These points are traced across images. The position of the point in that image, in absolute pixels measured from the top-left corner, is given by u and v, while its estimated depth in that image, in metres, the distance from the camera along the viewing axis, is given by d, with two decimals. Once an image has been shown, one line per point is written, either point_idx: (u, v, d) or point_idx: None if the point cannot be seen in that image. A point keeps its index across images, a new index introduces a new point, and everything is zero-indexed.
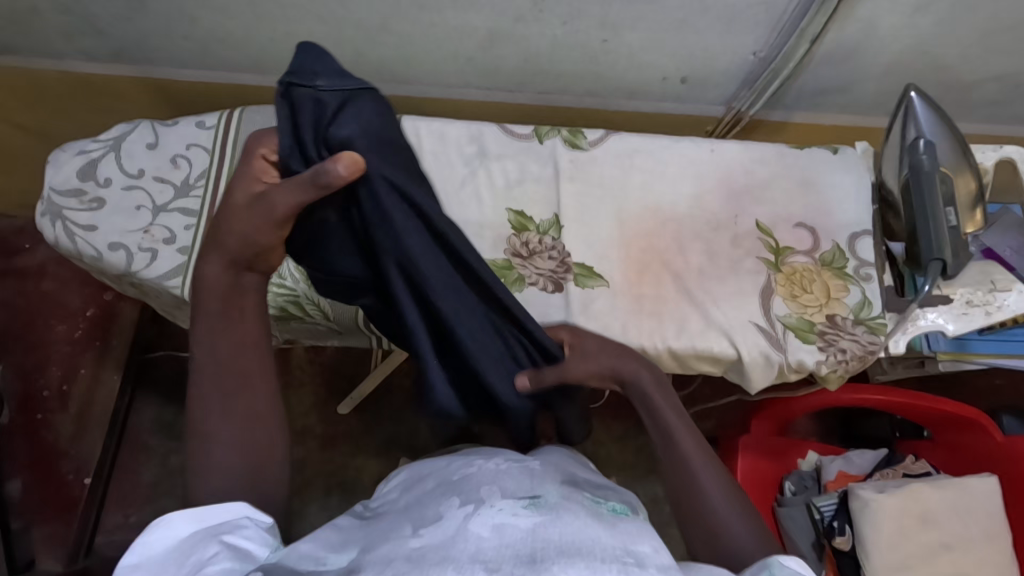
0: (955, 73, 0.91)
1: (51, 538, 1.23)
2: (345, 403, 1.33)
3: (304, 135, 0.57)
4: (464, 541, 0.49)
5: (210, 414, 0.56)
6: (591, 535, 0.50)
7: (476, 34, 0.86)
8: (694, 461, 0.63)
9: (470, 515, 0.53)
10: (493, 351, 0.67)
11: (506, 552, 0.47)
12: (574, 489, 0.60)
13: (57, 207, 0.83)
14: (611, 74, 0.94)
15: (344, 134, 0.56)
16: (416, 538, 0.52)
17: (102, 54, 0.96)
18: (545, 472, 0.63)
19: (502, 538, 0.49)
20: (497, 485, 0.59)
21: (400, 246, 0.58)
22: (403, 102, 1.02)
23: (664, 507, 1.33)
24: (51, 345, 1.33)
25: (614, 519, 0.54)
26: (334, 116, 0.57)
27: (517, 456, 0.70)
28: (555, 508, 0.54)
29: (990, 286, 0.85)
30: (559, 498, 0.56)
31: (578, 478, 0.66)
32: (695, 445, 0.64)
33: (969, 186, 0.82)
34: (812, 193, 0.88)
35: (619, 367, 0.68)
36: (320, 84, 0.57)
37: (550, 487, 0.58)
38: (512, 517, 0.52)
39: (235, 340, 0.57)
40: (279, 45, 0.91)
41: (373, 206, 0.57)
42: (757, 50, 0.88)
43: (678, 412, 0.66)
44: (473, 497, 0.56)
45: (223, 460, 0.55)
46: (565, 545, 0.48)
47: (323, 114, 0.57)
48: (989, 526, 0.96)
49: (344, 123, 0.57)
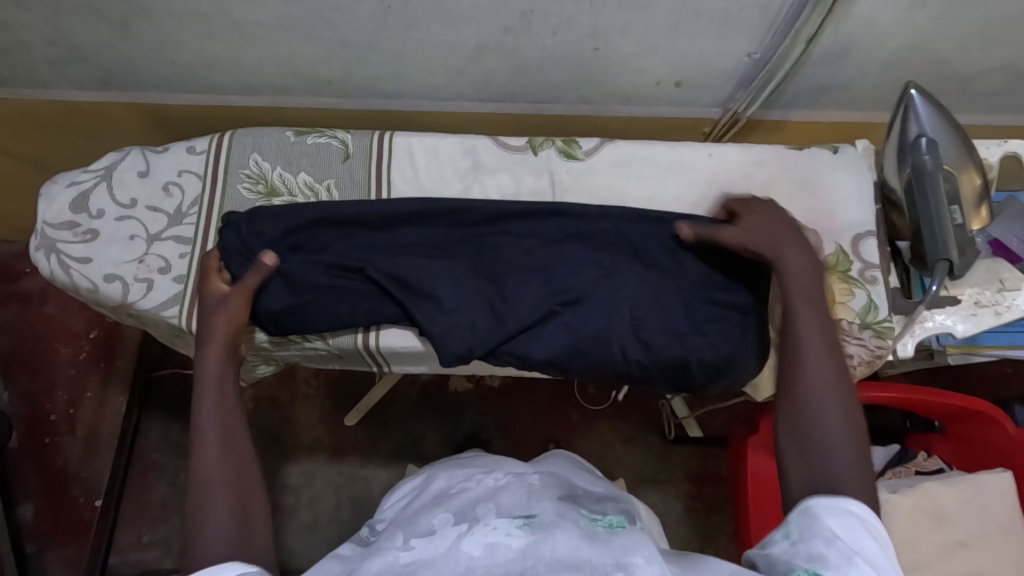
0: (955, 66, 0.89)
1: (66, 561, 1.24)
2: (351, 415, 1.33)
3: (235, 238, 0.81)
4: (454, 560, 0.49)
5: (212, 460, 0.60)
6: (582, 555, 0.49)
7: (465, 48, 0.85)
8: (810, 347, 0.62)
9: (463, 534, 0.53)
10: (506, 246, 0.82)
11: (494, 571, 0.47)
12: (571, 505, 0.59)
13: (52, 241, 0.83)
14: (605, 81, 0.92)
15: (259, 224, 0.81)
16: (406, 556, 0.52)
17: (90, 82, 0.95)
18: (543, 487, 0.62)
19: (492, 557, 0.49)
20: (494, 502, 0.58)
21: (346, 246, 0.81)
22: (394, 117, 1.00)
23: (676, 507, 1.31)
24: (57, 369, 1.33)
25: (609, 536, 0.53)
26: (252, 219, 0.82)
27: (518, 468, 0.69)
28: (549, 527, 0.53)
29: (999, 285, 0.83)
30: (553, 515, 0.55)
31: (577, 491, 0.65)
32: (820, 337, 0.63)
33: (974, 182, 0.80)
34: (813, 194, 0.86)
35: (772, 239, 0.71)
36: (229, 217, 0.83)
37: (547, 503, 0.57)
38: (506, 537, 0.51)
39: (222, 407, 0.64)
40: (266, 66, 0.90)
41: (314, 239, 0.82)
42: (752, 52, 0.86)
43: (816, 307, 0.65)
44: (469, 515, 0.56)
45: (219, 530, 0.56)
46: (554, 566, 0.47)
47: (244, 224, 0.82)
48: (1007, 522, 0.94)
49: (259, 218, 0.82)
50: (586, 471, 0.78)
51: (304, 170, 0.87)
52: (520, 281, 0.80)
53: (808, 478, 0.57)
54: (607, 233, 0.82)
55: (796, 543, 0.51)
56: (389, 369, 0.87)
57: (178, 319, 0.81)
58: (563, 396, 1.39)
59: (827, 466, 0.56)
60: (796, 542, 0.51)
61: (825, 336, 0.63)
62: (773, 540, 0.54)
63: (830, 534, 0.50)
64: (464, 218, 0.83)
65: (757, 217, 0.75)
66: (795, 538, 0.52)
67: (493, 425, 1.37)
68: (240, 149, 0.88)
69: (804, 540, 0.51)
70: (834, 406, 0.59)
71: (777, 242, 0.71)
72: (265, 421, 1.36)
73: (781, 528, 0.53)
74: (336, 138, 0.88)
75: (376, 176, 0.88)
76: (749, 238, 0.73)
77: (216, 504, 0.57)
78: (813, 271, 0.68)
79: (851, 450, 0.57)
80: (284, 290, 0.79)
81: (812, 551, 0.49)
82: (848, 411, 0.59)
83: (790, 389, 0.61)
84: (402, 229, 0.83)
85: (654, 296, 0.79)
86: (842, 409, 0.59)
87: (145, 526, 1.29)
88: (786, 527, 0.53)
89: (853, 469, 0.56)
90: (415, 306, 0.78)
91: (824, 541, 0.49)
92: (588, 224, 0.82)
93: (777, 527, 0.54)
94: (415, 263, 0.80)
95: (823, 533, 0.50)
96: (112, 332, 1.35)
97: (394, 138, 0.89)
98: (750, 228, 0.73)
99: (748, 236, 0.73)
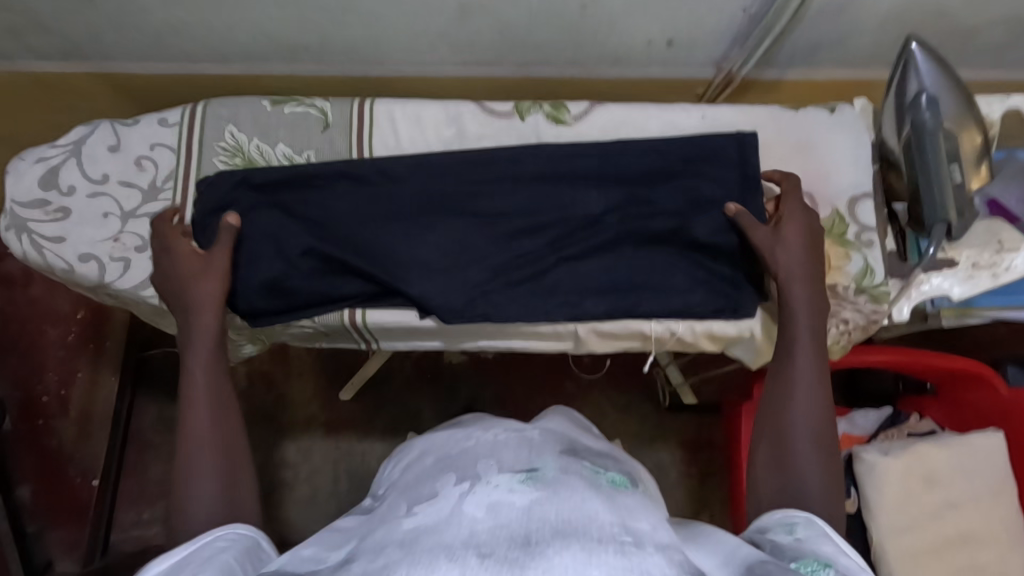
0: (958, 19, 0.86)
1: (67, 541, 1.24)
2: (346, 390, 1.29)
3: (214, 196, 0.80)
4: (457, 524, 0.47)
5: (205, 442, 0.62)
6: (587, 512, 0.47)
7: (446, 7, 0.81)
8: (804, 391, 0.64)
9: (465, 493, 0.51)
10: (495, 195, 0.80)
11: (499, 534, 0.45)
12: (573, 459, 0.57)
13: (22, 221, 0.80)
14: (593, 41, 0.88)
15: (262, 179, 0.80)
16: (408, 521, 0.50)
17: (55, 52, 0.90)
18: (544, 442, 0.60)
19: (495, 518, 0.47)
20: (495, 459, 0.56)
21: (340, 217, 0.80)
22: (376, 83, 0.97)
23: (671, 472, 1.32)
24: (45, 351, 1.29)
25: (613, 492, 0.52)
26: (249, 175, 0.81)
27: (517, 425, 0.67)
28: (554, 482, 0.51)
29: (997, 246, 0.82)
30: (557, 470, 0.53)
31: (578, 446, 0.63)
32: (812, 373, 0.66)
33: (973, 140, 0.78)
34: (809, 156, 0.84)
35: (791, 265, 0.71)
36: (225, 174, 0.81)
37: (548, 459, 0.55)
38: (509, 495, 0.49)
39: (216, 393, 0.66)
40: (237, 31, 0.85)
41: (311, 207, 0.80)
42: (746, 7, 0.82)
43: (817, 357, 0.67)
44: (470, 473, 0.54)
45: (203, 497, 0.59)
46: (561, 523, 0.46)
47: (245, 177, 0.80)
48: (997, 482, 0.94)
49: (261, 176, 0.80)
50: (586, 428, 0.76)
51: (282, 142, 0.84)
52: (507, 236, 0.79)
53: (780, 496, 0.60)
54: (592, 187, 0.80)
55: (801, 541, 0.50)
56: (378, 344, 0.85)
57: (158, 299, 0.79)
58: (556, 366, 1.38)
59: (802, 491, 0.59)
60: (802, 537, 0.51)
61: (816, 370, 0.66)
62: (773, 534, 0.53)
63: (839, 547, 0.49)
64: (445, 186, 0.81)
65: (793, 235, 0.73)
66: (799, 537, 0.51)
67: (487, 398, 1.36)
68: (214, 121, 0.84)
69: (810, 540, 0.50)
70: (813, 443, 0.62)
71: (795, 269, 0.71)
72: (260, 399, 1.35)
73: (786, 524, 0.53)
74: (314, 107, 0.85)
75: (358, 145, 0.85)
76: (795, 248, 0.72)
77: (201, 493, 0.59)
78: (817, 312, 0.69)
79: (827, 484, 0.60)
80: (275, 263, 0.78)
81: (821, 548, 0.49)
82: (823, 442, 0.62)
83: (784, 419, 0.63)
84: (392, 197, 0.81)
85: (642, 249, 0.79)
86: (821, 451, 0.62)
87: (145, 504, 1.31)
88: (790, 525, 0.53)
89: (822, 495, 0.59)
90: (400, 282, 0.77)
91: (840, 550, 0.48)
92: (572, 177, 0.81)
93: (780, 519, 0.54)
94: (407, 232, 0.79)
95: (832, 543, 0.50)
96: (101, 312, 1.32)
97: (375, 106, 0.86)
98: (785, 246, 0.72)
99: (773, 257, 0.72)
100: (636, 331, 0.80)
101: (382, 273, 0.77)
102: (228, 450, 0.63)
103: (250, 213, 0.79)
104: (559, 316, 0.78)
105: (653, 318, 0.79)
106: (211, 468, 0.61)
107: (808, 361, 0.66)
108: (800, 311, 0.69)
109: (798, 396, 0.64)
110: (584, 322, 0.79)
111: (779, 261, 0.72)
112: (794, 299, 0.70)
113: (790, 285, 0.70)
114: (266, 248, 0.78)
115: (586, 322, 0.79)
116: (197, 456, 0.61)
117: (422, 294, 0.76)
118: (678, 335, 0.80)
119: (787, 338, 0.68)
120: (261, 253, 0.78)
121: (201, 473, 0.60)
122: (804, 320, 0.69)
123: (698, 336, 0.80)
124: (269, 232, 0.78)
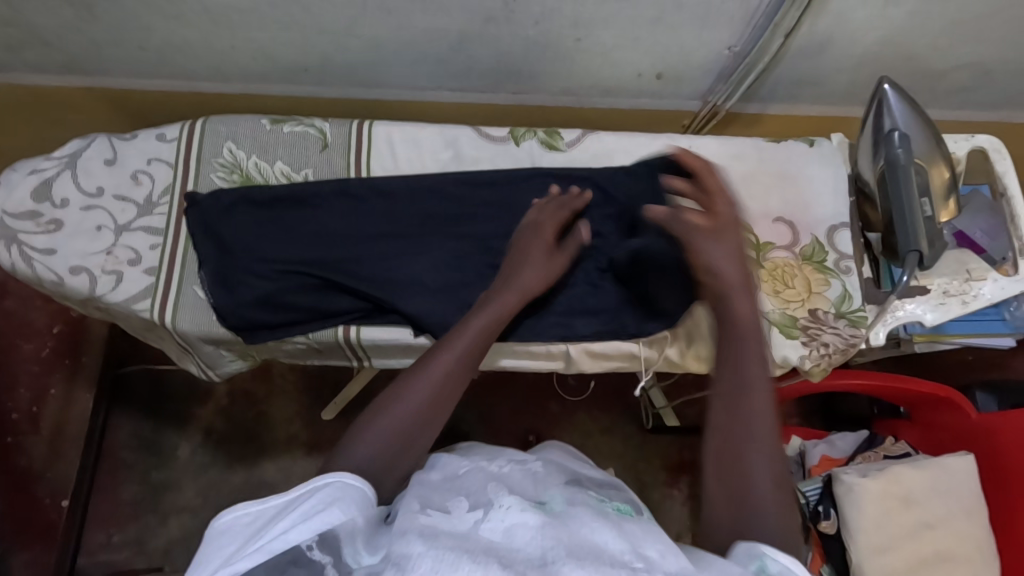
0: (927, 63, 0.92)
1: (32, 564, 1.16)
2: (329, 409, 1.26)
3: (212, 207, 0.81)
4: (474, 543, 0.47)
5: (405, 412, 0.61)
6: (600, 539, 0.49)
7: (445, 36, 0.84)
8: (754, 399, 0.58)
9: (480, 519, 0.51)
10: (492, 218, 0.83)
11: (516, 559, 0.46)
12: (579, 490, 0.59)
13: (12, 231, 0.79)
14: (585, 72, 0.92)
15: (264, 194, 0.81)
16: (424, 516, 0.50)
17: (52, 66, 0.91)
18: (549, 473, 0.61)
19: (511, 542, 0.48)
20: (504, 485, 0.57)
21: (339, 235, 0.81)
22: (372, 105, 0.99)
23: (654, 494, 1.33)
24: (17, 365, 1.24)
25: (620, 518, 0.53)
26: (253, 189, 0.82)
27: (518, 454, 0.65)
28: (563, 512, 0.52)
29: (966, 275, 0.86)
30: (565, 501, 0.54)
31: (581, 476, 0.65)
32: (761, 379, 0.59)
33: (942, 175, 0.83)
34: (790, 187, 0.88)
35: (729, 271, 0.66)
36: (224, 190, 0.82)
37: (555, 491, 0.57)
38: (522, 515, 0.50)
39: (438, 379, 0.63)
40: (239, 53, 0.87)
41: (313, 224, 0.81)
42: (731, 45, 0.86)
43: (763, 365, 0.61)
44: (482, 499, 0.54)
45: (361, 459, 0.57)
46: (576, 548, 0.47)
47: (251, 191, 0.82)
48: (970, 502, 0.98)
49: (264, 190, 0.82)
50: (578, 457, 0.75)
51: (280, 160, 0.85)
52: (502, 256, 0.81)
53: (733, 525, 0.54)
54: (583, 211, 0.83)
55: None
56: (369, 362, 0.85)
57: (149, 313, 0.78)
58: (542, 387, 1.40)
59: (755, 518, 0.53)
60: None
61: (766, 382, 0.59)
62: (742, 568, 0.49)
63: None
64: (440, 208, 0.83)
65: (727, 238, 0.69)
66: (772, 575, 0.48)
67: (472, 418, 1.36)
68: (213, 138, 0.85)
69: None
70: (766, 458, 0.56)
71: (728, 274, 0.66)
72: (242, 417, 1.33)
73: (756, 560, 0.49)
74: (313, 127, 0.87)
75: (355, 165, 0.86)
76: (731, 252, 0.68)
77: (367, 448, 0.58)
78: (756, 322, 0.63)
79: (781, 511, 0.54)
80: (270, 279, 0.78)
81: None
82: (778, 463, 0.56)
83: (729, 436, 0.57)
84: (389, 215, 0.82)
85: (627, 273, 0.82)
86: (774, 468, 0.56)
87: (115, 526, 1.26)
88: (760, 559, 0.49)
89: (776, 523, 0.53)
90: (397, 299, 0.78)
91: None
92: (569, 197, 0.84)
93: (746, 552, 0.50)
94: (405, 252, 0.81)
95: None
96: (80, 327, 1.29)
97: (373, 128, 0.88)
98: (721, 247, 0.68)
99: (713, 262, 0.67)
100: (626, 351, 0.82)
101: (377, 291, 0.78)
102: (427, 416, 0.62)
103: (255, 227, 0.81)
104: (549, 336, 0.80)
105: (641, 339, 0.81)
106: (402, 425, 0.60)
107: (759, 368, 0.60)
108: (748, 322, 0.63)
109: (751, 404, 0.58)
110: (575, 342, 0.81)
111: (719, 262, 0.67)
112: (736, 307, 0.64)
113: (732, 293, 0.65)
114: (270, 260, 0.79)
115: (578, 342, 0.81)
116: (399, 408, 0.61)
117: (418, 312, 0.77)
118: (667, 355, 0.82)
119: (735, 352, 0.61)
120: (262, 269, 0.79)
121: (383, 436, 0.59)
122: (750, 330, 0.63)
123: (685, 356, 0.82)
124: (272, 248, 0.80)
